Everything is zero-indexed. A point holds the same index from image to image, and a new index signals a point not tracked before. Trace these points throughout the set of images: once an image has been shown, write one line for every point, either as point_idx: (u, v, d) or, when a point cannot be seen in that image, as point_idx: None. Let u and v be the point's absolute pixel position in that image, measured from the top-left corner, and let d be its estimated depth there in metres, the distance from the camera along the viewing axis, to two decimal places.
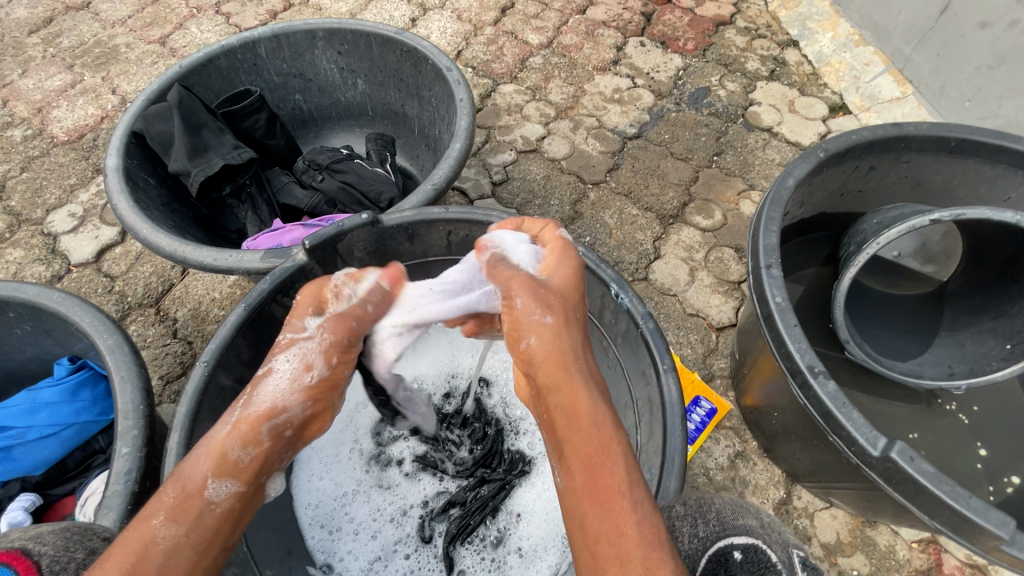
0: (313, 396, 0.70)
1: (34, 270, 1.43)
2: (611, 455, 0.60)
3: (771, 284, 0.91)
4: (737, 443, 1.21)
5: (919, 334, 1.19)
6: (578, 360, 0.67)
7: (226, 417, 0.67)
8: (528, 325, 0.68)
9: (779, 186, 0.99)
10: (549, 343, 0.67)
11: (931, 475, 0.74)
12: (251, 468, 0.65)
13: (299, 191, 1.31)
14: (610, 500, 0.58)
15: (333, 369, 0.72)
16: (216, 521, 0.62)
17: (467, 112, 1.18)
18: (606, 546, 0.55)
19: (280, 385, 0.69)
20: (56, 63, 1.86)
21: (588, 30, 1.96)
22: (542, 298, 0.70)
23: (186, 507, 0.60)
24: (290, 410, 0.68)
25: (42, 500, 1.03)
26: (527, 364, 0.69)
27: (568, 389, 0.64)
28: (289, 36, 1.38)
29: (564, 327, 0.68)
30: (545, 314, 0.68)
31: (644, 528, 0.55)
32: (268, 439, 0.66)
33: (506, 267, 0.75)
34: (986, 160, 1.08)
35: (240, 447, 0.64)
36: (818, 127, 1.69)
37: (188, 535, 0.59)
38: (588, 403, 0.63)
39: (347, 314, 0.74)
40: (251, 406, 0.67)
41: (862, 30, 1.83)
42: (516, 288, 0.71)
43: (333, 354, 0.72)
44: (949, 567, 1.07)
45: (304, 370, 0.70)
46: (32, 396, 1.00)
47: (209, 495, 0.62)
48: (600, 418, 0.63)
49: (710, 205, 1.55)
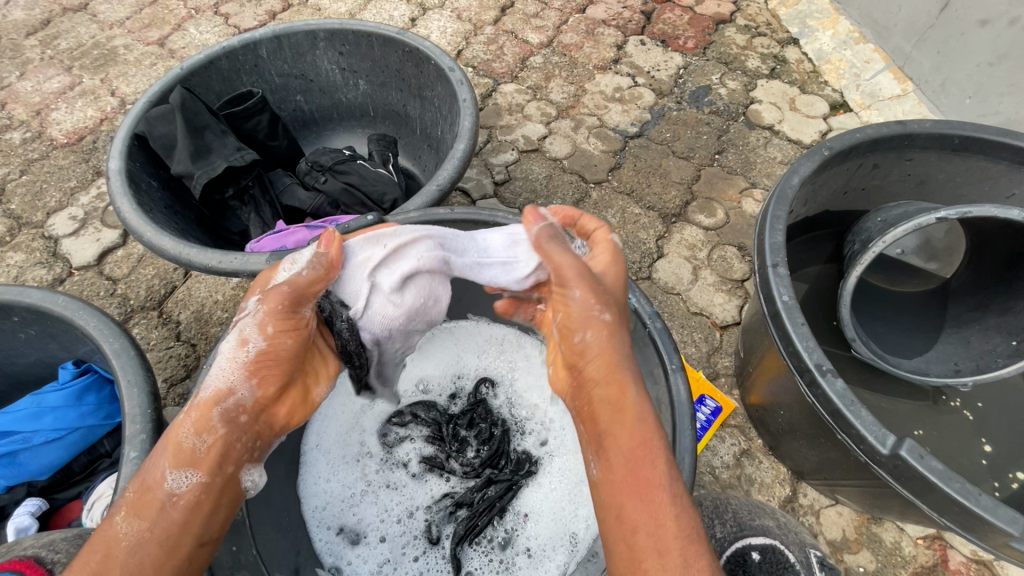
0: (257, 372, 0.68)
1: (35, 274, 1.43)
2: (650, 447, 0.60)
3: (778, 283, 0.91)
4: (742, 441, 1.21)
5: (924, 331, 1.19)
6: (628, 356, 0.67)
7: (183, 409, 0.68)
8: (586, 318, 0.68)
9: (784, 185, 0.99)
10: (606, 340, 0.67)
11: (941, 473, 0.74)
12: (209, 456, 0.65)
13: (302, 192, 1.31)
14: (650, 493, 0.58)
15: (272, 340, 0.69)
16: (180, 513, 0.63)
17: (471, 112, 1.18)
18: (644, 538, 0.56)
19: (221, 369, 0.68)
20: (54, 65, 1.86)
21: (588, 29, 1.96)
22: (601, 294, 0.70)
23: (147, 502, 0.62)
24: (237, 393, 0.68)
25: (48, 505, 1.02)
26: (576, 356, 0.69)
27: (614, 382, 0.65)
28: (290, 37, 1.38)
29: (617, 323, 0.69)
30: (603, 310, 0.68)
31: (682, 520, 0.56)
32: (220, 425, 0.66)
33: (560, 252, 0.75)
34: (990, 157, 1.09)
35: (192, 436, 0.65)
36: (818, 125, 1.69)
37: (150, 530, 0.61)
38: (635, 401, 0.63)
39: (282, 282, 0.71)
40: (200, 393, 0.68)
41: (862, 28, 1.84)
42: (575, 279, 0.70)
43: (270, 323, 0.69)
44: (954, 563, 1.07)
45: (241, 347, 0.68)
46: (37, 400, 0.99)
47: (168, 487, 0.63)
48: (644, 413, 0.63)
49: (712, 204, 1.55)
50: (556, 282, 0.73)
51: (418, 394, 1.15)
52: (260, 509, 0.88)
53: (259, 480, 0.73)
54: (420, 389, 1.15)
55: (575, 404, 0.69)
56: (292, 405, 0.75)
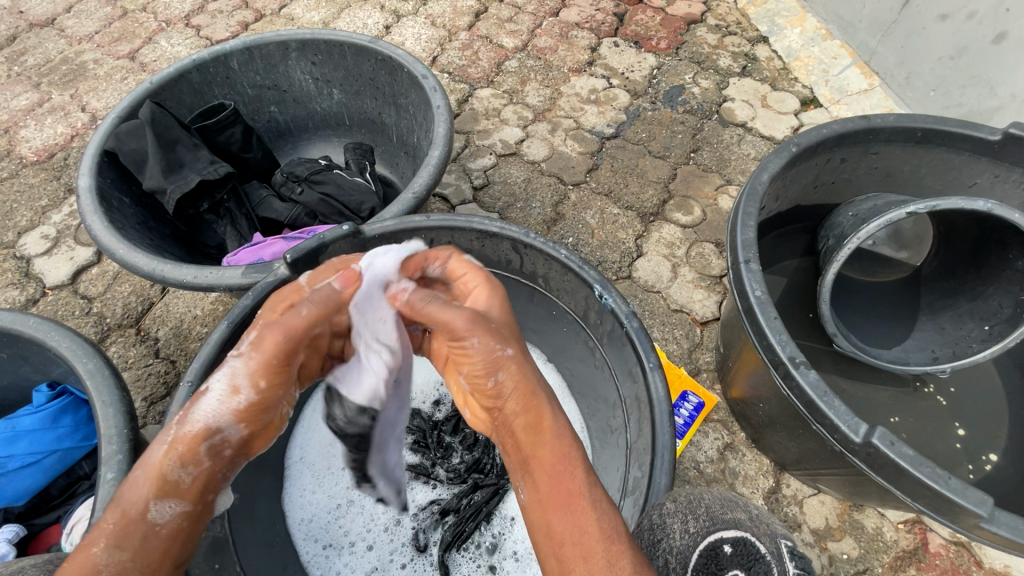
0: (247, 416, 0.66)
1: (7, 295, 1.40)
2: (569, 461, 0.63)
3: (750, 279, 0.92)
4: (725, 435, 1.23)
5: (900, 319, 1.22)
6: (542, 382, 0.66)
7: (162, 437, 0.64)
8: (491, 362, 0.63)
9: (754, 181, 1.01)
10: (518, 375, 0.64)
11: (911, 458, 0.76)
12: (192, 489, 0.64)
13: (278, 204, 1.30)
14: (573, 502, 0.61)
15: (264, 390, 0.66)
16: (162, 542, 0.63)
17: (445, 119, 1.18)
18: (571, 547, 0.59)
19: (211, 407, 0.64)
20: (22, 82, 1.83)
21: (562, 32, 1.97)
22: (497, 333, 0.65)
23: (127, 533, 0.60)
24: (225, 431, 0.65)
25: (26, 531, 1.00)
26: (492, 400, 0.65)
27: (536, 410, 0.64)
28: (261, 48, 1.37)
29: (521, 352, 0.66)
30: (506, 347, 0.64)
31: (603, 523, 0.60)
32: (206, 460, 0.65)
33: (438, 306, 0.67)
34: (951, 148, 1.12)
35: (179, 470, 0.63)
36: (790, 121, 1.72)
37: (132, 560, 0.60)
38: (551, 419, 0.64)
39: (280, 328, 0.67)
40: (186, 426, 0.64)
41: (829, 24, 1.88)
42: (467, 327, 0.64)
43: (262, 376, 0.66)
44: (934, 545, 1.10)
45: (232, 392, 0.65)
46: (11, 424, 0.98)
47: (151, 519, 0.61)
48: (561, 429, 0.64)
49: (689, 202, 1.57)
50: (447, 336, 0.66)
51: None
52: (241, 523, 0.87)
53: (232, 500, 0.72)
54: None
55: (498, 442, 0.68)
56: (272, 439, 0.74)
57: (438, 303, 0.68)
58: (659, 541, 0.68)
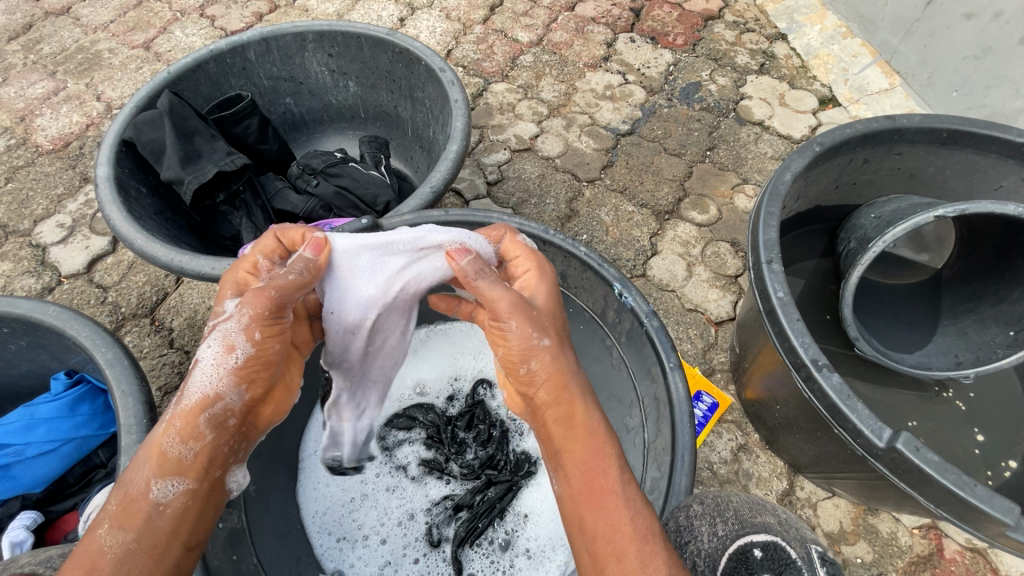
0: (244, 378, 0.69)
1: (23, 283, 1.41)
2: (602, 457, 0.63)
3: (772, 280, 0.91)
4: (739, 436, 1.22)
5: (920, 323, 1.20)
6: (576, 375, 0.67)
7: (162, 416, 0.66)
8: (528, 349, 0.67)
9: (776, 181, 1.00)
10: (552, 365, 0.67)
11: (936, 464, 0.75)
12: (195, 462, 0.65)
13: (294, 196, 1.30)
14: (606, 499, 0.61)
15: (260, 346, 0.70)
16: (168, 521, 0.63)
17: (463, 113, 1.17)
18: (604, 545, 0.59)
19: (206, 375, 0.66)
20: (38, 70, 1.83)
21: (577, 26, 1.95)
22: (535, 322, 0.69)
23: (131, 514, 0.61)
24: (225, 399, 0.67)
25: (43, 518, 1.01)
26: (526, 387, 0.68)
27: (570, 403, 0.65)
28: (278, 39, 1.36)
29: (558, 345, 0.69)
30: (541, 337, 0.67)
31: (637, 522, 0.59)
32: (208, 430, 0.66)
33: (488, 282, 0.71)
34: (978, 150, 1.10)
35: (178, 444, 0.64)
36: (808, 120, 1.70)
37: (137, 542, 0.60)
38: (584, 413, 0.65)
39: (267, 286, 0.71)
40: (183, 401, 0.66)
41: (849, 22, 1.85)
42: (510, 310, 0.68)
43: (255, 330, 0.69)
44: (950, 551, 1.09)
45: (226, 352, 0.67)
46: (29, 412, 0.98)
47: (154, 497, 0.62)
48: (593, 424, 0.65)
49: (705, 200, 1.56)
50: (489, 316, 0.70)
51: (415, 397, 1.15)
52: (258, 515, 0.88)
53: (245, 480, 0.73)
54: (417, 392, 1.15)
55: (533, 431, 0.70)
56: (274, 406, 0.76)
57: (486, 276, 0.72)
58: (685, 543, 0.69)
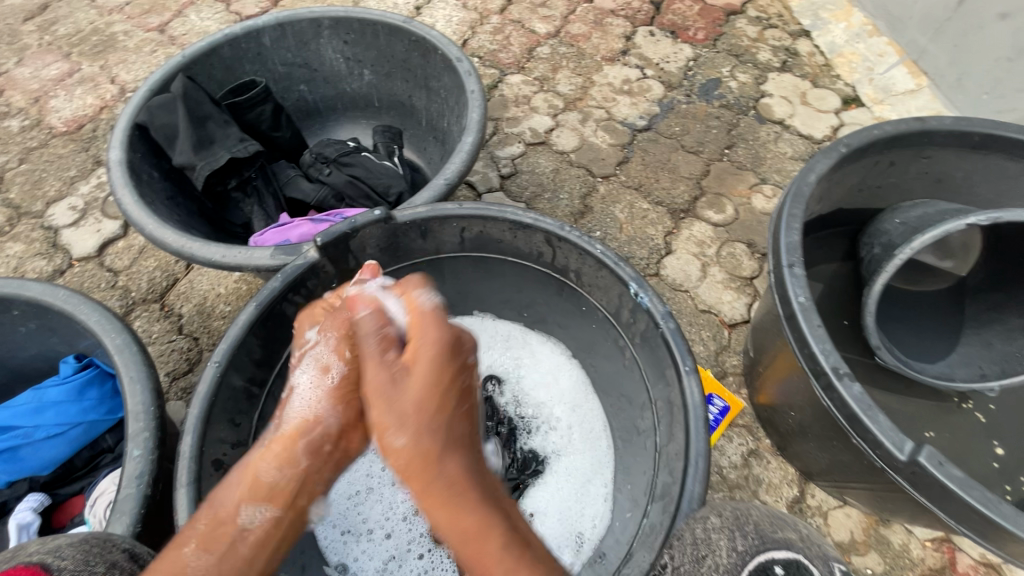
0: (341, 399, 0.74)
1: (35, 265, 1.41)
2: (478, 561, 0.61)
3: (794, 284, 0.89)
4: (750, 441, 1.20)
5: (942, 333, 1.17)
6: (436, 476, 0.65)
7: (262, 441, 0.72)
8: (387, 452, 0.67)
9: (800, 182, 0.97)
10: (406, 467, 0.65)
11: (960, 480, 0.73)
12: (285, 487, 0.68)
13: (306, 184, 1.28)
14: None
15: (351, 363, 0.75)
16: (252, 542, 0.66)
17: (479, 104, 1.15)
18: None
19: (306, 400, 0.73)
20: (53, 51, 1.82)
21: (596, 19, 1.92)
22: (391, 415, 0.66)
23: (217, 537, 0.64)
24: (320, 423, 0.72)
25: (51, 501, 1.01)
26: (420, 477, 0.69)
27: (434, 506, 0.64)
28: (294, 25, 1.35)
29: (415, 439, 0.66)
30: (391, 439, 0.66)
31: None
32: (304, 457, 0.70)
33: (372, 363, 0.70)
34: (1010, 156, 1.06)
35: (273, 469, 0.69)
36: (830, 119, 1.66)
37: (218, 564, 0.63)
38: (457, 515, 0.63)
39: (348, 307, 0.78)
40: (284, 426, 0.72)
41: (876, 21, 1.81)
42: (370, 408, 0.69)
43: (345, 348, 0.75)
44: (963, 565, 1.07)
45: (323, 374, 0.74)
46: (38, 395, 0.99)
47: (242, 520, 0.66)
48: (467, 526, 0.62)
49: (722, 200, 1.53)
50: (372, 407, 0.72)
51: None
52: None
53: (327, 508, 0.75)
54: None
55: None
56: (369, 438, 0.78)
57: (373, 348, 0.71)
58: (704, 557, 0.65)
